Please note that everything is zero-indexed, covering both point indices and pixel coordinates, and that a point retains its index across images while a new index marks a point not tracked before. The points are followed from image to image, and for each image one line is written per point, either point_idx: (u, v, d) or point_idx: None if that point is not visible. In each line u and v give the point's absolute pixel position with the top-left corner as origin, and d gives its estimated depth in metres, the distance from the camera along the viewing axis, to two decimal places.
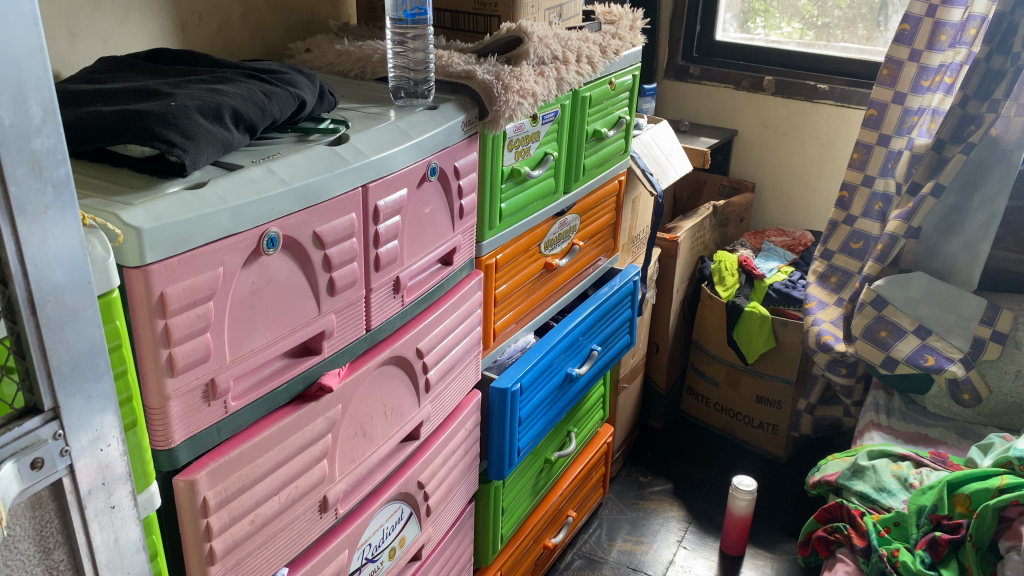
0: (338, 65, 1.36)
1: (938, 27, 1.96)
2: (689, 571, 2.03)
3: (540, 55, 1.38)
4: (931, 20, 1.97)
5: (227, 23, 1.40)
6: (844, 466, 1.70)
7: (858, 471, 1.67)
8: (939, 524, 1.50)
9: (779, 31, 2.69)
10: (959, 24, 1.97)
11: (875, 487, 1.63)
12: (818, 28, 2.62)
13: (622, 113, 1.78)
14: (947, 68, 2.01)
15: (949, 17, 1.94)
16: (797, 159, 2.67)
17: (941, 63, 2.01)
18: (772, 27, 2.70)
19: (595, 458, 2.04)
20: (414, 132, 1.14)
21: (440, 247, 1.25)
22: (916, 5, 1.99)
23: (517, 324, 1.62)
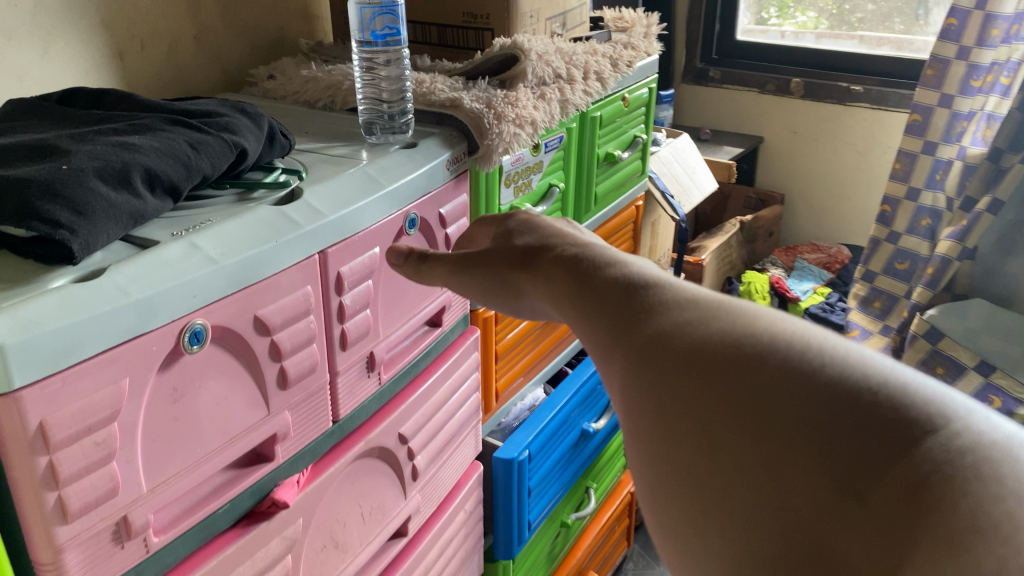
0: (304, 94, 1.17)
1: (988, 21, 1.75)
2: None
3: (541, 76, 1.19)
4: (981, 13, 1.76)
5: (178, 46, 1.22)
6: None
7: None
8: None
9: (794, 21, 2.48)
10: (1013, 17, 1.74)
11: None
12: (837, 17, 2.41)
13: (638, 131, 1.58)
14: (1001, 66, 1.77)
15: (1000, 9, 1.73)
16: (829, 167, 2.45)
17: (993, 61, 1.78)
18: (787, 17, 2.49)
19: (618, 511, 1.84)
20: (386, 179, 0.95)
21: (426, 310, 1.06)
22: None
23: (526, 377, 1.42)
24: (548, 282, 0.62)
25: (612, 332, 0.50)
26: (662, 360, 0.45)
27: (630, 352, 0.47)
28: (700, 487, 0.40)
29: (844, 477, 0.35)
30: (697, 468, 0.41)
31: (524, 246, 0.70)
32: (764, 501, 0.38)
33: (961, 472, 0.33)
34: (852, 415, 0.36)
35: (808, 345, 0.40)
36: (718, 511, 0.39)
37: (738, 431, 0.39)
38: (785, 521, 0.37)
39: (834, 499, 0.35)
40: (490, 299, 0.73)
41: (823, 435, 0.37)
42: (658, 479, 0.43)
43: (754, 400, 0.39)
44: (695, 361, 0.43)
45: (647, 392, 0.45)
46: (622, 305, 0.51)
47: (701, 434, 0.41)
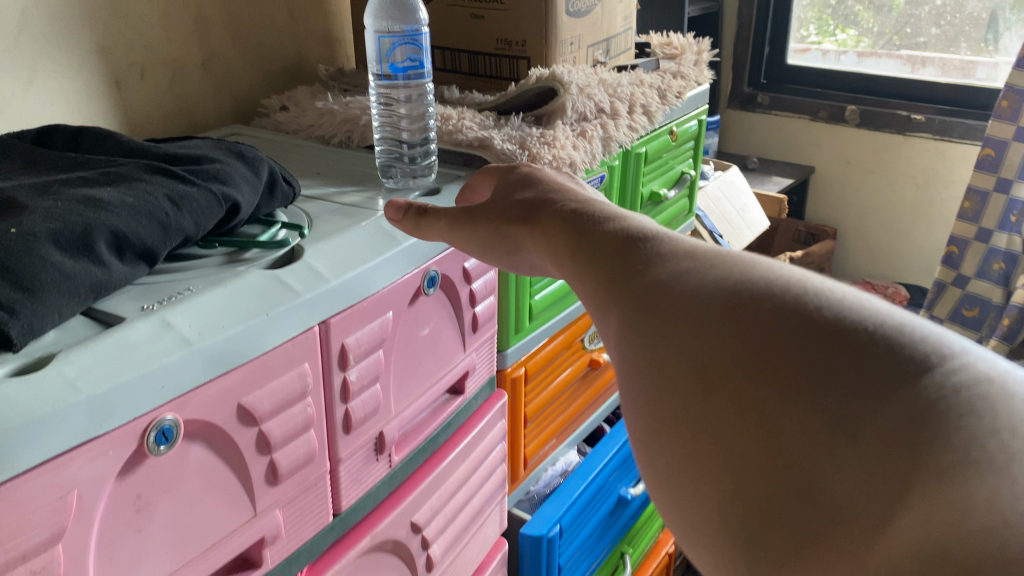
0: (319, 128, 1.06)
1: None
2: None
3: (581, 111, 1.07)
4: None
5: (182, 72, 1.12)
6: None
7: None
8: None
9: (834, 38, 2.37)
10: None
11: None
12: (875, 36, 2.29)
13: (685, 167, 1.45)
14: None
15: None
16: (886, 201, 2.29)
17: None
18: (826, 34, 2.38)
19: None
20: (402, 234, 0.82)
21: (445, 378, 0.93)
22: None
23: (558, 440, 1.28)
24: (543, 237, 0.61)
25: (607, 283, 0.49)
26: (660, 308, 0.44)
27: (625, 304, 0.46)
28: (689, 432, 0.39)
29: (840, 415, 0.34)
30: (686, 413, 0.39)
31: (523, 199, 0.67)
32: (752, 443, 0.36)
33: (956, 410, 0.32)
34: (851, 356, 0.35)
35: (805, 288, 0.39)
36: (704, 457, 0.38)
37: (733, 372, 0.38)
38: (774, 461, 0.35)
39: (830, 440, 0.34)
40: (489, 253, 0.71)
41: (820, 375, 0.35)
42: (645, 424, 0.42)
43: (750, 346, 0.38)
44: (695, 310, 0.42)
45: (643, 346, 0.43)
46: (620, 256, 0.50)
47: (695, 377, 0.40)
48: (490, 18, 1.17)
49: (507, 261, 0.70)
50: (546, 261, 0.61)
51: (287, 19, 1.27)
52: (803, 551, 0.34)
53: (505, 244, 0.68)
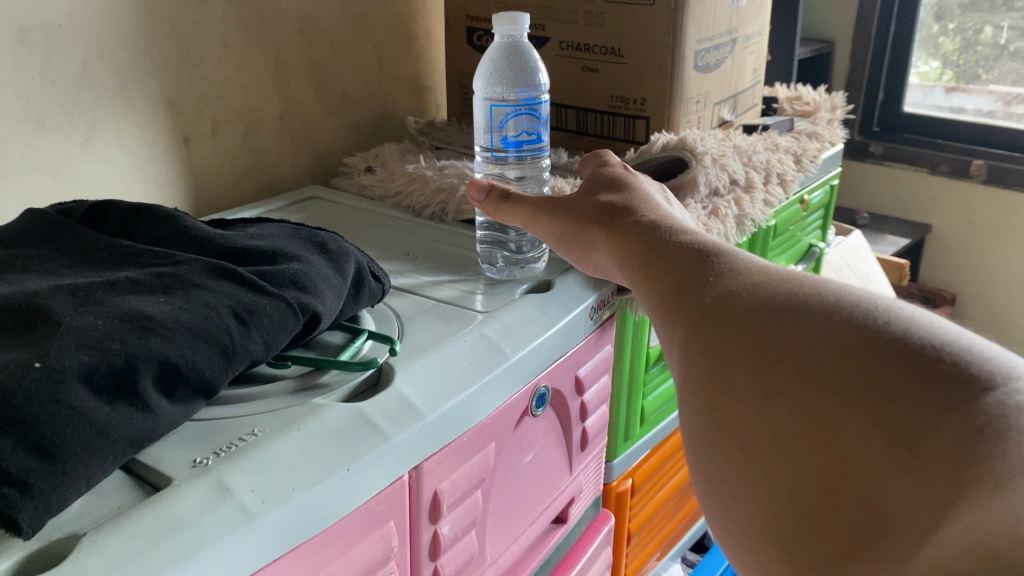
0: (409, 196, 0.92)
1: None
2: None
3: (714, 185, 0.91)
4: None
5: (258, 125, 1.00)
6: None
7: None
8: None
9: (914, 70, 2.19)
10: None
11: None
12: (959, 68, 2.12)
13: (813, 238, 1.27)
14: None
15: None
16: (1015, 266, 2.06)
17: None
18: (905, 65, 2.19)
19: None
20: (511, 346, 0.67)
21: (548, 507, 0.78)
22: None
23: (660, 553, 1.11)
24: (615, 242, 0.58)
25: (667, 292, 0.49)
26: (717, 322, 0.44)
27: (683, 317, 0.47)
28: (752, 442, 0.40)
29: (899, 430, 0.35)
30: (750, 425, 0.41)
31: (604, 203, 0.63)
32: (814, 455, 0.37)
33: (1008, 426, 0.32)
34: (911, 373, 0.35)
35: (867, 303, 0.40)
36: (765, 467, 0.39)
37: (790, 379, 0.39)
38: (836, 473, 0.36)
39: (890, 453, 0.35)
40: (561, 245, 0.67)
41: (881, 392, 0.36)
42: (706, 433, 0.43)
43: (813, 360, 0.39)
44: (756, 325, 0.42)
45: (704, 357, 0.44)
46: (679, 266, 0.50)
47: (755, 389, 0.41)
48: (606, 71, 1.02)
49: (577, 256, 0.66)
50: (617, 270, 0.57)
51: (373, 65, 1.14)
52: (858, 557, 0.35)
53: (580, 240, 0.64)
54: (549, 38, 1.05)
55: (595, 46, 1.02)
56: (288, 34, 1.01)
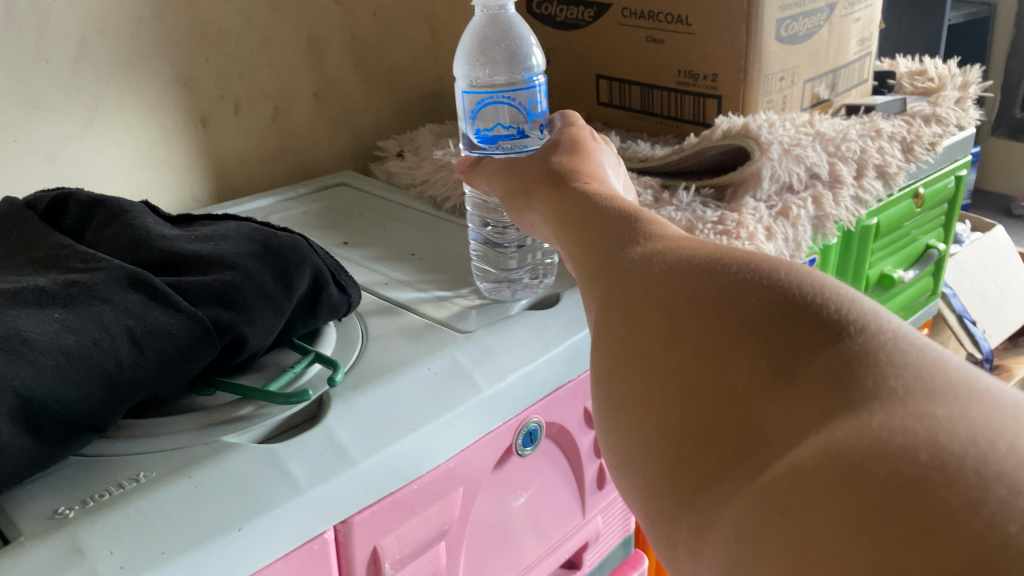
0: (432, 186, 0.83)
1: None
2: None
3: (785, 180, 0.76)
4: None
5: (289, 104, 0.93)
6: None
7: None
8: None
9: None
10: None
11: None
12: None
13: (931, 240, 1.09)
14: None
15: None
16: None
17: None
18: None
19: None
20: (485, 377, 0.57)
21: (551, 555, 0.68)
22: None
23: None
24: (545, 203, 0.49)
25: (578, 248, 0.42)
26: (619, 269, 0.37)
27: (591, 273, 0.39)
28: (632, 395, 0.32)
29: (774, 358, 0.27)
30: (632, 369, 0.33)
31: (552, 164, 0.52)
32: (693, 395, 0.29)
33: (881, 357, 0.25)
34: (787, 287, 0.28)
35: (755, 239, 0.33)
36: (647, 421, 0.31)
37: (672, 304, 0.32)
38: (717, 418, 0.28)
39: (772, 388, 0.27)
40: (507, 207, 0.56)
41: (764, 322, 0.28)
42: (597, 391, 0.35)
43: (692, 286, 0.32)
44: (651, 266, 0.35)
45: (601, 295, 0.37)
46: (591, 217, 0.43)
47: (638, 321, 0.34)
48: (672, 43, 0.88)
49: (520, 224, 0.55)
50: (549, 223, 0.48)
51: (424, 38, 1.05)
52: (713, 500, 0.27)
53: (521, 201, 0.53)
54: (611, 5, 0.92)
55: (661, 14, 0.88)
56: (323, 4, 0.93)
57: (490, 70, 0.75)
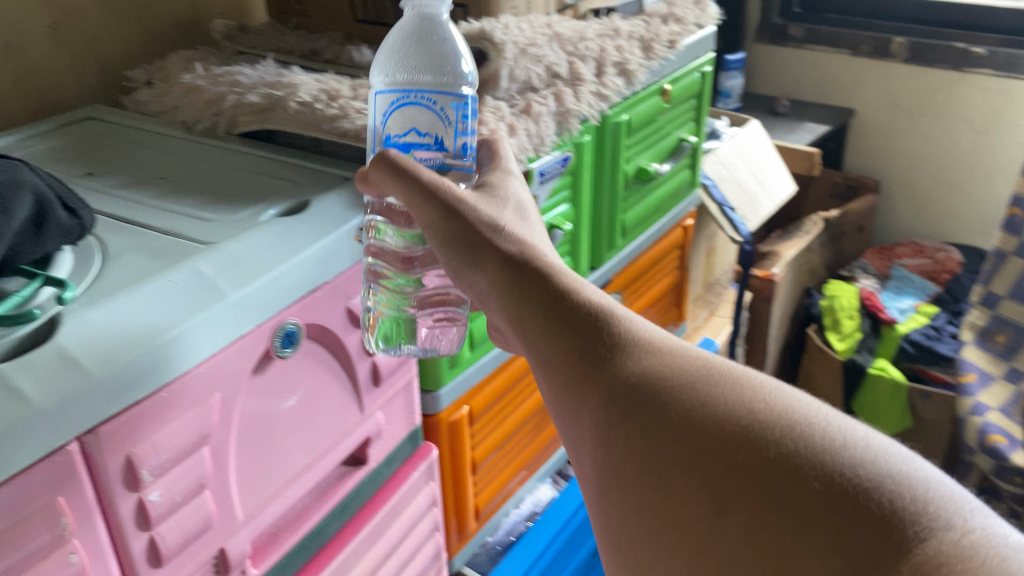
0: (182, 111, 0.81)
1: None
2: None
3: (524, 79, 0.80)
4: None
5: (20, 37, 0.88)
6: None
7: None
8: None
9: None
10: None
11: None
12: None
13: (685, 133, 1.18)
14: None
15: None
16: (939, 150, 1.96)
17: None
18: None
19: None
20: (231, 282, 0.58)
21: (330, 453, 0.71)
22: None
23: (523, 475, 1.07)
24: (521, 300, 0.56)
25: (566, 358, 0.53)
26: (636, 400, 0.49)
27: (595, 392, 0.51)
28: (670, 514, 0.45)
29: (857, 563, 0.38)
30: (671, 496, 0.46)
31: (507, 230, 0.59)
32: (733, 522, 0.42)
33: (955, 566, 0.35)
34: (857, 504, 0.39)
35: (798, 433, 0.43)
36: (689, 539, 0.44)
37: (745, 497, 0.42)
38: (758, 548, 0.41)
39: (803, 525, 0.40)
40: (441, 245, 0.59)
41: (825, 514, 0.39)
42: (631, 497, 0.48)
43: (765, 483, 0.42)
44: (704, 441, 0.45)
45: (657, 464, 0.47)
46: (571, 325, 0.53)
47: (709, 505, 0.44)
48: None
49: (454, 271, 0.60)
50: (527, 332, 0.56)
51: None
52: None
53: (465, 260, 0.59)
54: None
55: None
56: None
57: (410, 71, 0.67)
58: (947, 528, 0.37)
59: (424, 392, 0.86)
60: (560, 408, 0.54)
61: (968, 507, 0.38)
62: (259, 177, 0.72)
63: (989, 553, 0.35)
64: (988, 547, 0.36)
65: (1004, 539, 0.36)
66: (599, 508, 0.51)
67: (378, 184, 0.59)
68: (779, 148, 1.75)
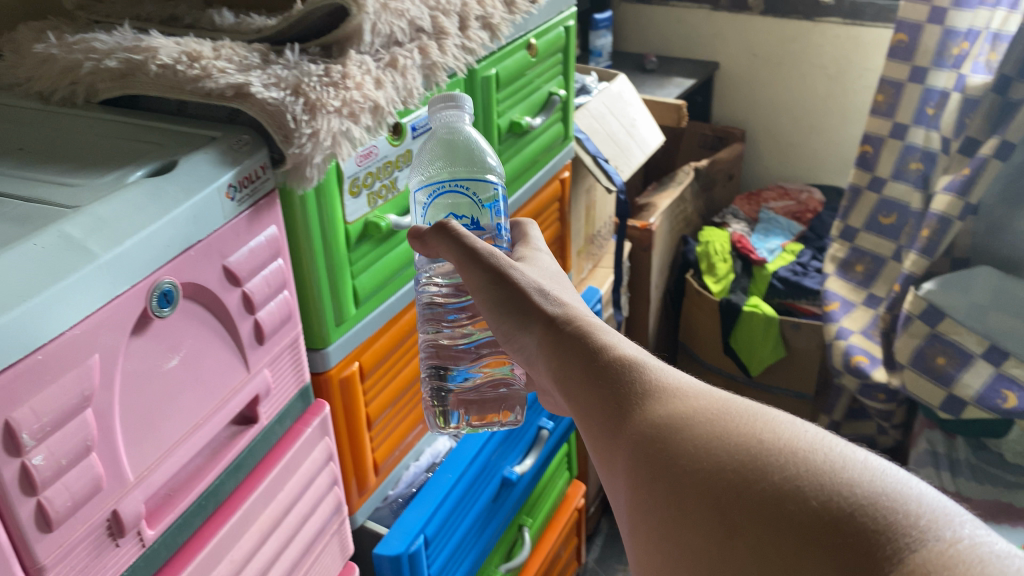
0: (34, 81, 0.78)
1: (948, 34, 1.48)
2: None
3: (388, 33, 0.82)
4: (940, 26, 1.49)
5: None
6: None
7: None
8: None
9: None
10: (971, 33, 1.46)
11: None
12: None
13: (554, 87, 1.21)
14: (978, 35, 1.45)
15: (957, 24, 1.46)
16: (797, 97, 2.07)
17: (971, 26, 1.46)
18: None
19: (567, 529, 1.51)
20: (101, 243, 0.58)
21: (220, 413, 0.71)
22: (915, 8, 1.51)
23: (421, 429, 1.09)
24: (561, 357, 0.64)
25: (598, 407, 0.59)
26: (654, 436, 0.53)
27: (621, 431, 0.56)
28: (687, 540, 0.49)
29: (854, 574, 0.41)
30: (685, 522, 0.49)
31: (552, 302, 0.69)
32: (742, 543, 0.46)
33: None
34: (854, 522, 0.43)
35: (803, 458, 0.47)
36: (705, 562, 0.47)
37: (753, 518, 0.46)
38: (764, 564, 0.45)
39: (804, 543, 0.43)
40: (492, 312, 0.72)
41: (825, 533, 0.43)
42: (653, 528, 0.52)
43: (769, 504, 0.45)
44: (715, 468, 0.49)
45: (673, 491, 0.50)
46: (605, 376, 0.59)
47: (719, 526, 0.47)
48: None
49: (505, 334, 0.71)
50: (567, 381, 0.62)
51: None
52: None
53: (515, 320, 0.70)
54: None
55: None
56: None
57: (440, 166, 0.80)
58: (936, 539, 0.41)
59: (312, 351, 0.86)
60: (594, 451, 0.59)
61: (957, 523, 0.42)
62: (121, 142, 0.71)
63: (973, 561, 0.39)
64: (975, 554, 0.40)
65: (990, 547, 0.40)
66: (629, 542, 0.55)
67: (431, 247, 0.73)
68: (649, 101, 1.81)
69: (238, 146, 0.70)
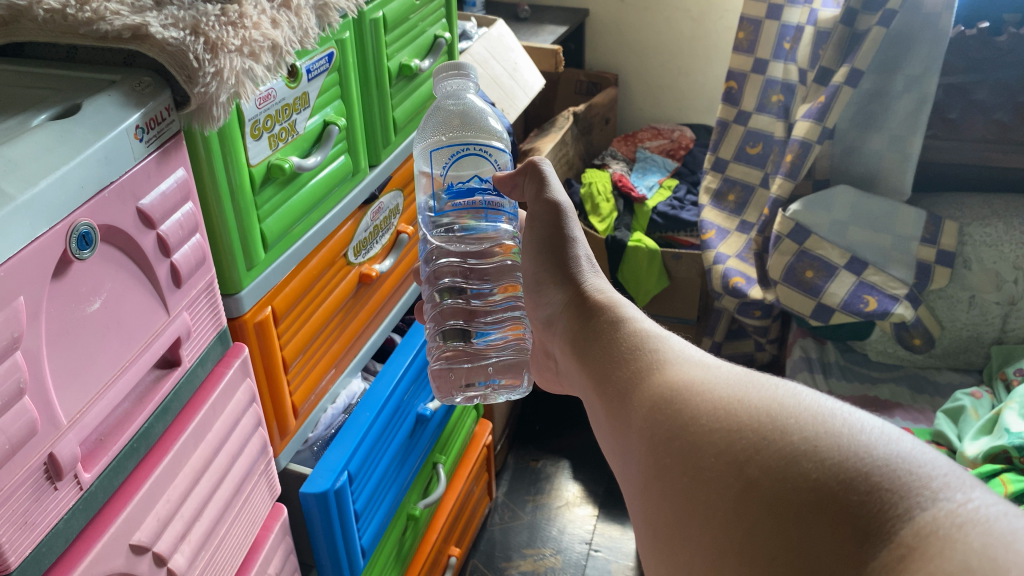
0: None
1: None
2: (613, 561, 1.68)
3: None
4: None
5: None
6: (926, 431, 1.40)
7: (984, 427, 1.31)
8: (1013, 466, 1.22)
9: None
10: None
11: (983, 431, 1.31)
12: None
13: (438, 31, 1.24)
14: None
15: None
16: (663, 39, 2.16)
17: None
18: None
19: (478, 465, 1.57)
20: (16, 184, 0.57)
21: (144, 358, 0.72)
22: None
23: (335, 372, 1.11)
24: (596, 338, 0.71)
25: (624, 378, 0.65)
26: (678, 400, 0.59)
27: (645, 397, 0.62)
28: (701, 498, 0.53)
29: (863, 527, 0.45)
30: (702, 481, 0.53)
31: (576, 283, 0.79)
32: (756, 497, 0.50)
33: (949, 530, 0.42)
34: (867, 480, 0.46)
35: (821, 422, 0.51)
36: (718, 516, 0.52)
37: (768, 476, 0.50)
38: (777, 518, 0.49)
39: (818, 501, 0.47)
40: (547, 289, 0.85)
41: (839, 491, 0.47)
42: (667, 487, 0.56)
43: (785, 464, 0.50)
44: (734, 430, 0.54)
45: (692, 451, 0.55)
46: (634, 353, 0.66)
47: (736, 485, 0.51)
48: None
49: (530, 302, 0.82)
50: (596, 359, 0.70)
51: None
52: None
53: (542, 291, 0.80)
54: None
55: None
56: None
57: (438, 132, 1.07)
58: (948, 499, 0.44)
59: (226, 297, 0.87)
60: (613, 420, 0.64)
61: (970, 487, 0.45)
62: (14, 89, 0.70)
63: (979, 520, 0.42)
64: (981, 515, 0.43)
65: (995, 509, 0.43)
66: (640, 503, 0.59)
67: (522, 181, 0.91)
68: (527, 48, 1.86)
69: (148, 85, 0.70)
